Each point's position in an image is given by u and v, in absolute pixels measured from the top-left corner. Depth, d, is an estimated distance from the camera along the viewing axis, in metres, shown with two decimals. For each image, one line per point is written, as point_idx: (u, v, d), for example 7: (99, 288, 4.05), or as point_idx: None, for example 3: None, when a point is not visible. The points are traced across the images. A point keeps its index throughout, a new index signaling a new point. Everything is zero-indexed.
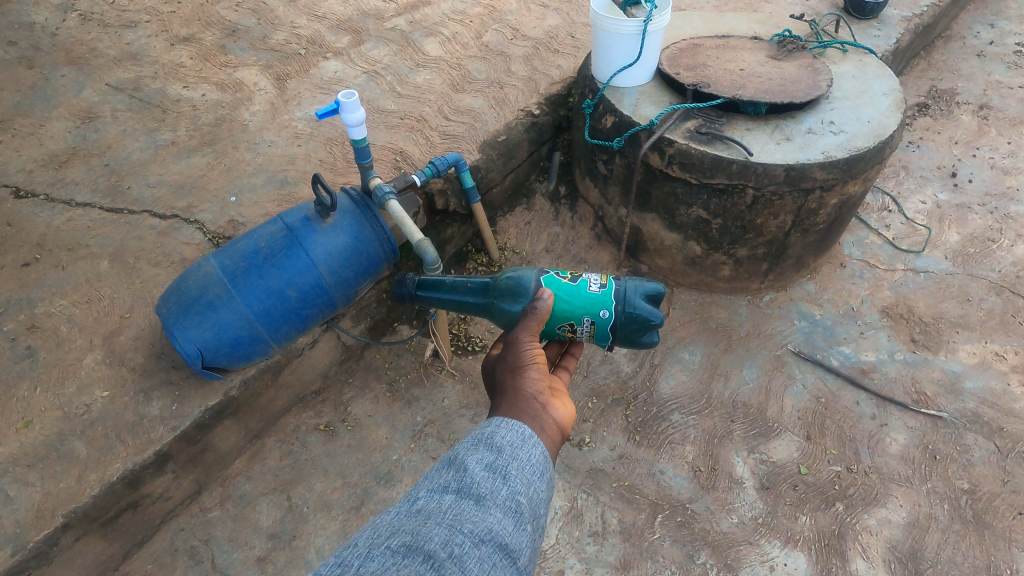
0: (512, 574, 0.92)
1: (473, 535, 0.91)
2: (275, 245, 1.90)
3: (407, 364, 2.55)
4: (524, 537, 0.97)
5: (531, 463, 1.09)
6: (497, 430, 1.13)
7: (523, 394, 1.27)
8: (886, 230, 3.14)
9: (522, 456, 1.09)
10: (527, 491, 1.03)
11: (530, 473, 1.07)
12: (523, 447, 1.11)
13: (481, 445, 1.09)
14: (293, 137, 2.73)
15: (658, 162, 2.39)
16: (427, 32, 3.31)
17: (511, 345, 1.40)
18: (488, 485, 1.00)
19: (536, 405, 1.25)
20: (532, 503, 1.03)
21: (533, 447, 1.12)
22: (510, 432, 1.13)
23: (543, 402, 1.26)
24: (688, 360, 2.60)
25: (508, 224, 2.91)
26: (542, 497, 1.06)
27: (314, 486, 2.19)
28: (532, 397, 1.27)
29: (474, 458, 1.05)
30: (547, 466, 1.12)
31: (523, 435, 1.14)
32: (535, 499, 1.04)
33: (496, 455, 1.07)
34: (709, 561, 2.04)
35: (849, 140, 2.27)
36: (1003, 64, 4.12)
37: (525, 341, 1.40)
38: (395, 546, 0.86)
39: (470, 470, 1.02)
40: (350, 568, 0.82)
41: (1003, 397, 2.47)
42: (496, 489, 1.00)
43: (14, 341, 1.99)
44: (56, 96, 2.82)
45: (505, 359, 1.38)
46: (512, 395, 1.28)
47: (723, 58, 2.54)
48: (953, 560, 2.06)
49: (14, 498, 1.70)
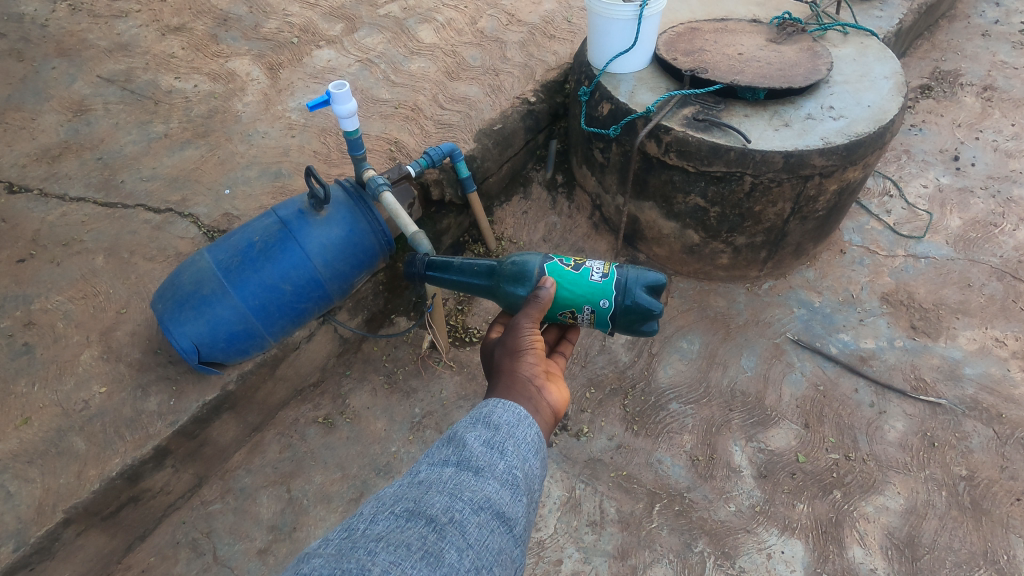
0: (510, 541, 0.92)
1: (473, 502, 0.92)
2: (269, 239, 1.88)
3: (405, 356, 2.55)
4: (521, 508, 0.97)
5: (527, 441, 1.08)
6: (494, 410, 1.13)
7: (519, 377, 1.27)
8: (887, 216, 3.12)
9: (518, 434, 1.08)
10: (523, 466, 1.03)
11: (526, 450, 1.06)
12: (520, 425, 1.10)
13: (479, 423, 1.09)
14: (287, 128, 2.70)
15: (655, 150, 2.36)
16: (421, 18, 3.26)
17: (510, 331, 1.39)
18: (486, 458, 1.00)
19: (531, 388, 1.25)
20: (528, 478, 1.03)
21: (529, 426, 1.11)
22: (507, 412, 1.13)
23: (538, 386, 1.26)
24: (686, 348, 2.59)
25: (505, 214, 2.89)
26: (538, 473, 1.06)
27: (314, 478, 2.20)
28: (527, 379, 1.26)
29: (472, 434, 1.05)
30: (542, 446, 1.11)
31: (519, 415, 1.13)
32: (530, 474, 1.04)
33: (493, 432, 1.06)
34: (706, 550, 2.05)
35: (849, 125, 2.23)
36: (1007, 43, 4.05)
37: (524, 326, 1.39)
38: (398, 512, 0.88)
39: (468, 444, 1.02)
40: (356, 532, 0.84)
41: (1002, 383, 2.47)
42: (494, 462, 1.00)
43: (12, 337, 1.99)
44: (47, 89, 2.79)
45: (503, 343, 1.37)
46: (509, 377, 1.27)
47: (721, 42, 2.50)
48: (950, 547, 2.06)
49: (15, 495, 1.71)
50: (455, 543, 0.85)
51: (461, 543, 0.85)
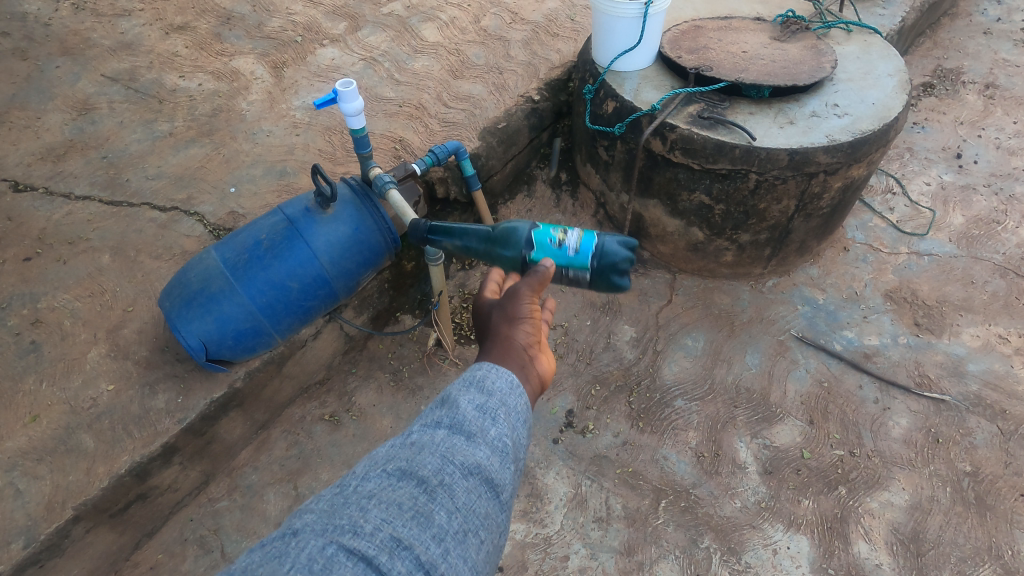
0: (496, 508, 0.91)
1: (463, 467, 0.90)
2: (276, 237, 1.89)
3: (411, 354, 2.53)
4: (510, 475, 0.95)
5: (518, 410, 1.04)
6: (488, 374, 1.08)
7: (513, 343, 1.24)
8: (890, 213, 3.12)
9: (510, 402, 1.04)
10: (513, 434, 1.00)
11: (517, 419, 1.03)
12: (512, 394, 1.05)
13: (472, 385, 1.05)
14: (292, 126, 2.71)
15: (660, 148, 2.37)
16: (425, 17, 3.26)
17: (509, 296, 1.33)
18: (478, 423, 0.97)
19: (524, 357, 1.23)
20: (517, 446, 1.00)
21: (520, 395, 1.06)
22: (499, 377, 1.08)
23: (531, 355, 1.24)
24: (690, 345, 2.60)
25: (509, 212, 2.90)
26: (526, 442, 1.03)
27: (321, 476, 2.20)
28: (521, 348, 1.24)
29: (465, 397, 1.02)
30: (531, 416, 1.07)
31: (512, 384, 1.08)
32: (520, 443, 1.00)
33: (486, 397, 1.02)
34: (712, 546, 2.06)
35: (853, 122, 2.24)
36: (1009, 41, 4.06)
37: (524, 294, 1.32)
38: (390, 470, 0.89)
39: (461, 407, 0.99)
40: (348, 488, 0.86)
41: (1006, 379, 2.48)
42: (486, 428, 0.97)
43: (19, 336, 2.00)
44: (51, 88, 2.79)
45: (501, 307, 1.32)
46: (502, 343, 1.25)
47: (725, 40, 2.50)
48: (955, 542, 2.07)
49: (24, 492, 1.72)
50: (444, 505, 0.85)
51: (449, 505, 0.86)
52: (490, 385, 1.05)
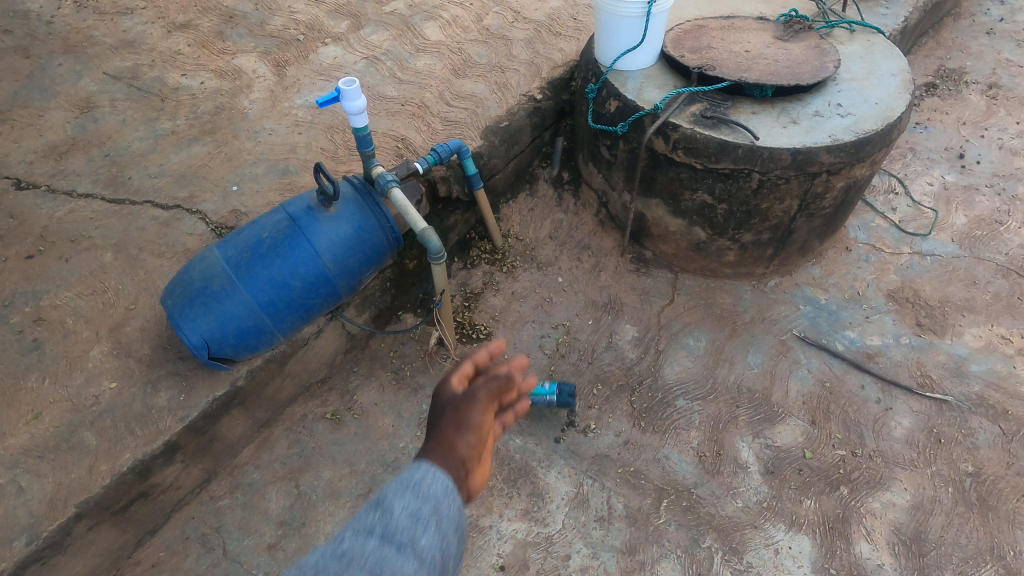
0: None
1: None
2: (278, 235, 1.89)
3: (412, 352, 2.53)
4: None
5: (449, 523, 0.88)
6: (423, 482, 0.91)
7: (450, 457, 0.96)
8: (892, 213, 3.12)
9: (444, 516, 0.88)
10: (443, 549, 0.85)
11: (448, 530, 0.88)
12: (441, 509, 0.89)
13: (407, 494, 0.88)
14: (293, 125, 2.70)
15: (662, 147, 2.36)
16: (427, 15, 3.26)
17: (467, 393, 1.04)
18: (411, 534, 0.84)
19: (456, 476, 0.94)
20: (445, 564, 0.86)
21: (449, 517, 0.89)
22: (432, 491, 0.90)
23: (465, 473, 0.96)
24: (692, 345, 2.60)
25: (511, 211, 2.90)
26: (455, 558, 0.88)
27: (322, 474, 2.19)
28: (456, 463, 0.96)
29: (400, 503, 0.87)
30: (459, 543, 0.90)
31: (439, 499, 0.89)
32: (447, 559, 0.86)
33: (420, 512, 0.87)
34: (713, 545, 2.06)
35: (856, 122, 2.23)
36: (1013, 41, 4.05)
37: (482, 394, 1.03)
38: None
39: (396, 516, 0.85)
40: None
41: (1009, 379, 2.48)
42: (417, 542, 0.83)
43: (21, 334, 2.00)
44: (53, 86, 2.79)
45: (454, 403, 1.03)
46: (435, 454, 0.96)
47: (728, 39, 2.50)
48: (957, 542, 2.07)
49: (26, 489, 1.72)
50: None
51: None
52: (426, 488, 0.90)
